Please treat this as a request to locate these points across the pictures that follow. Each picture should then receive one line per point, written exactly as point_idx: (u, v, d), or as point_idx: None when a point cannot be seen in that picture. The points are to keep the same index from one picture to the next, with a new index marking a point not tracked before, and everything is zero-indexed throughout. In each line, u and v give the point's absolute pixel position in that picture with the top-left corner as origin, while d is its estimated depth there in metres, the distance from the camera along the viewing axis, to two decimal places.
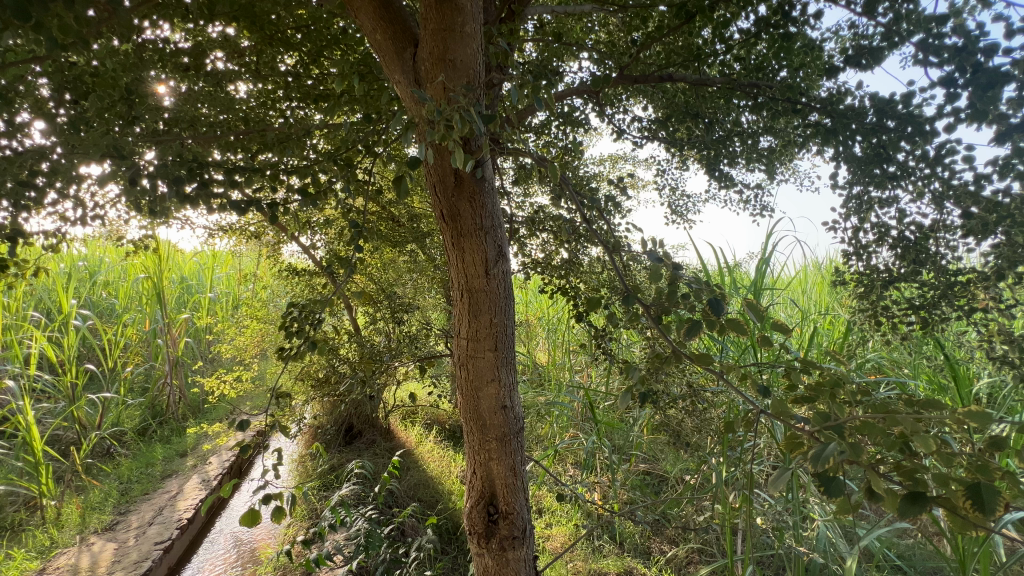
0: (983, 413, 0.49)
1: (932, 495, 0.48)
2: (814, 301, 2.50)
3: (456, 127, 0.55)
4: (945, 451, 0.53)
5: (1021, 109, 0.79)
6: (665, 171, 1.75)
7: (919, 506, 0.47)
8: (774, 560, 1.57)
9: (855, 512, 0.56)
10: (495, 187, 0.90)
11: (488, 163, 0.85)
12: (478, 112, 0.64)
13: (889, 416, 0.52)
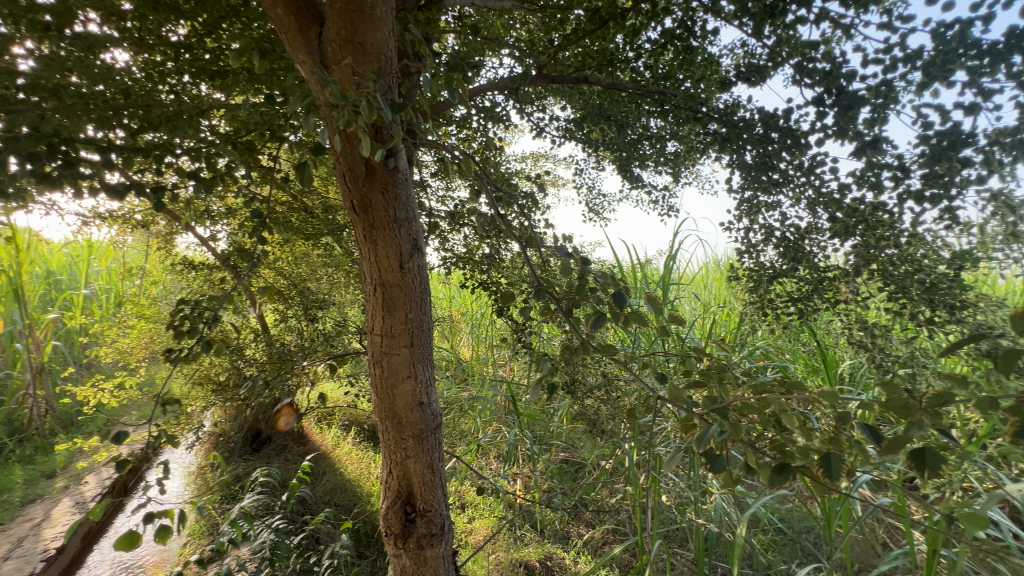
0: (833, 392, 0.57)
1: (795, 465, 0.55)
2: (713, 295, 2.75)
3: (363, 114, 0.52)
4: (808, 422, 0.61)
5: (873, 129, 0.93)
6: (583, 171, 1.82)
7: (785, 475, 0.53)
8: (679, 533, 1.70)
9: (737, 483, 0.63)
10: (410, 178, 0.87)
11: (402, 154, 0.83)
12: (389, 100, 0.62)
13: (764, 398, 0.59)
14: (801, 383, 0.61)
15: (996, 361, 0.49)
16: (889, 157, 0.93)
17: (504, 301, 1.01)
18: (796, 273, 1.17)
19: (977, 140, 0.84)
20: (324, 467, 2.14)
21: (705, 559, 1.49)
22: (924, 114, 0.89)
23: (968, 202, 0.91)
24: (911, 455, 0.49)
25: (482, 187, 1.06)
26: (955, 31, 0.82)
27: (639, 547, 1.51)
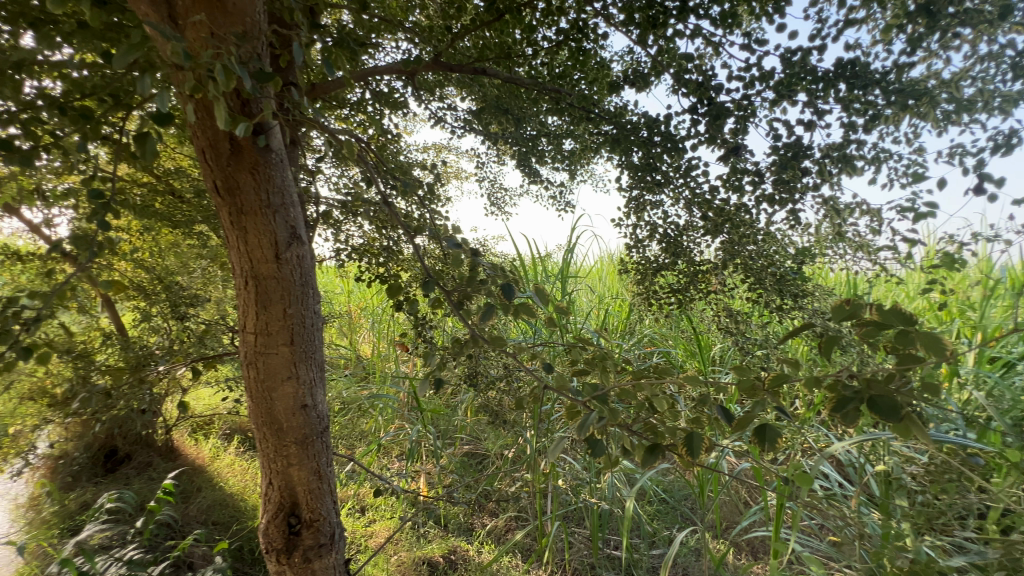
0: (694, 376, 0.63)
1: (664, 445, 0.59)
2: (607, 288, 2.93)
3: (217, 78, 0.46)
4: (676, 399, 0.66)
5: (736, 137, 1.04)
6: (485, 164, 1.81)
7: (655, 456, 0.57)
8: (576, 513, 1.79)
9: (618, 464, 0.66)
10: (285, 160, 0.80)
11: (275, 131, 0.76)
12: (252, 69, 0.56)
13: (638, 383, 0.63)
14: (672, 370, 0.67)
15: (821, 346, 0.58)
16: (748, 163, 1.06)
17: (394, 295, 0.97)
18: (675, 266, 1.28)
19: (813, 152, 0.99)
20: (198, 483, 1.89)
21: (599, 534, 1.58)
22: (775, 128, 1.02)
23: (806, 206, 1.06)
24: (755, 430, 0.56)
25: (373, 175, 1.01)
26: (797, 57, 0.96)
27: (539, 530, 1.56)
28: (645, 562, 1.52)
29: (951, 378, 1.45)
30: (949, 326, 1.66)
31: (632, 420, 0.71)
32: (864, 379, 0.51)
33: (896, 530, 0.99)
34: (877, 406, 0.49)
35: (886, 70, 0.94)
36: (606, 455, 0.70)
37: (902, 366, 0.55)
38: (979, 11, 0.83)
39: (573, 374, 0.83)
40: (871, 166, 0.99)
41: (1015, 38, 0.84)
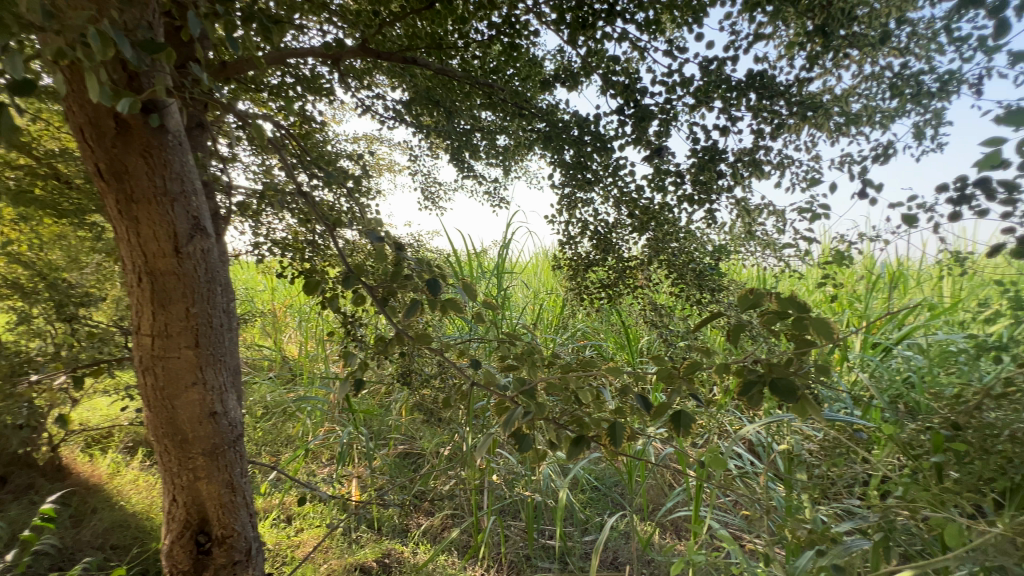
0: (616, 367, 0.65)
1: (588, 436, 0.61)
2: (542, 284, 2.97)
3: (91, 45, 0.41)
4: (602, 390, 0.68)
5: (659, 139, 1.10)
6: (418, 158, 1.77)
7: (580, 447, 0.59)
8: (512, 506, 1.80)
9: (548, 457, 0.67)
10: (184, 144, 0.76)
11: (170, 112, 0.71)
12: (139, 39, 0.50)
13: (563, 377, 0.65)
14: (597, 363, 0.69)
15: (728, 334, 0.63)
16: (671, 165, 1.12)
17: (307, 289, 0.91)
18: (605, 263, 1.32)
19: (727, 156, 1.06)
20: (93, 504, 1.69)
21: (534, 526, 1.60)
22: (694, 132, 1.08)
23: (722, 207, 1.14)
24: (672, 416, 0.59)
25: (291, 164, 0.94)
26: (714, 66, 1.02)
27: (475, 526, 1.55)
28: (578, 548, 1.56)
29: (842, 362, 1.62)
30: (841, 316, 1.85)
31: (561, 412, 0.73)
32: (766, 363, 0.55)
33: (797, 501, 1.09)
34: (777, 388, 0.53)
35: (789, 83, 1.02)
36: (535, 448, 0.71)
37: (797, 350, 0.60)
38: (863, 34, 0.93)
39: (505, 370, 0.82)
40: (777, 171, 1.09)
41: (892, 60, 0.95)
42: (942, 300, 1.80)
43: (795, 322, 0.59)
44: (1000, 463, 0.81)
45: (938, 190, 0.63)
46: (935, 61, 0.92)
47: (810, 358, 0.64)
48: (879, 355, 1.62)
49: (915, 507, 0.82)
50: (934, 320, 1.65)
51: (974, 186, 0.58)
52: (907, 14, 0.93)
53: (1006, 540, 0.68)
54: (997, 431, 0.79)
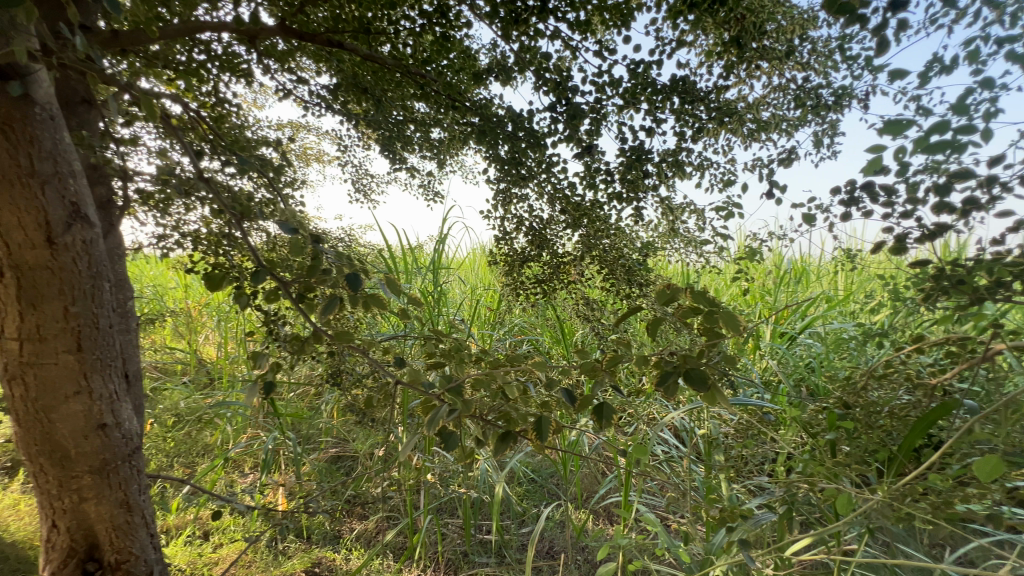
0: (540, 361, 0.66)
1: (516, 432, 0.61)
2: (479, 279, 2.96)
3: None
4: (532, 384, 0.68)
5: (590, 138, 1.12)
6: (348, 148, 1.69)
7: (506, 443, 0.60)
8: (450, 504, 1.77)
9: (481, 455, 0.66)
10: (58, 121, 0.68)
11: (40, 82, 0.63)
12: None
13: (489, 372, 0.65)
14: (524, 359, 0.70)
15: (647, 326, 0.66)
16: (601, 163, 1.15)
17: (210, 283, 0.82)
18: (540, 259, 1.34)
19: (653, 157, 1.11)
20: None
21: (471, 522, 1.59)
22: (622, 133, 1.12)
23: (648, 205, 1.19)
24: (594, 409, 0.61)
25: (199, 152, 0.85)
26: (640, 70, 1.06)
27: (409, 526, 1.51)
28: (515, 541, 1.57)
29: (754, 350, 1.76)
30: (754, 307, 2.01)
31: (492, 408, 0.72)
32: (681, 354, 0.58)
33: (717, 481, 1.16)
34: (691, 378, 0.56)
35: (708, 89, 1.09)
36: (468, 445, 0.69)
37: (711, 339, 0.64)
38: (771, 48, 1.00)
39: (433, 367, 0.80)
40: (698, 172, 1.15)
41: (796, 74, 1.04)
42: (837, 292, 2.01)
43: (707, 313, 0.63)
44: (882, 436, 0.91)
45: (831, 193, 0.69)
46: (831, 76, 1.02)
47: (722, 348, 0.68)
48: (785, 343, 1.78)
49: (814, 480, 0.90)
50: (831, 311, 1.84)
51: (860, 190, 0.65)
52: (808, 32, 1.01)
53: (887, 504, 0.76)
54: (880, 408, 0.89)
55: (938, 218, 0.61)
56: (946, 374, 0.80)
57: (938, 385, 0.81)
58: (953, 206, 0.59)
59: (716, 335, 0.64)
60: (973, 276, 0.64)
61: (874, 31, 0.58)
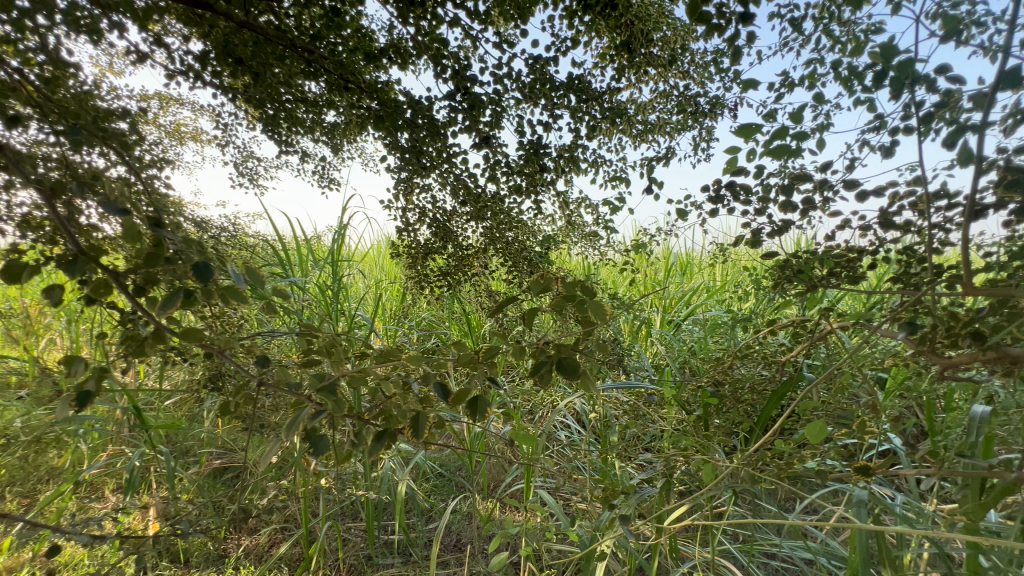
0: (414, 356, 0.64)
1: (392, 432, 0.60)
2: (384, 273, 2.84)
3: None
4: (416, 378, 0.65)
5: (490, 130, 1.12)
6: (228, 126, 1.51)
7: (379, 444, 0.58)
8: (352, 507, 1.67)
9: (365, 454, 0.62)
10: None
11: None
12: None
13: (362, 370, 0.62)
14: (407, 354, 0.67)
15: (523, 316, 0.68)
16: (502, 156, 1.15)
17: (3, 275, 0.57)
18: (444, 251, 1.31)
19: (551, 152, 1.14)
20: None
21: (373, 524, 1.50)
22: (522, 127, 1.13)
23: (547, 199, 1.22)
24: (469, 402, 0.60)
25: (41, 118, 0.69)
26: (539, 66, 1.07)
27: (305, 538, 1.38)
28: (420, 538, 1.51)
29: (646, 337, 1.90)
30: (647, 297, 2.16)
31: (380, 404, 0.68)
32: (556, 345, 0.60)
33: (614, 459, 1.22)
34: (562, 367, 0.58)
35: (602, 90, 1.13)
36: (355, 444, 0.64)
37: (589, 329, 0.67)
38: (657, 55, 1.07)
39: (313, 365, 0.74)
40: (592, 169, 1.20)
41: (678, 81, 1.12)
42: (714, 283, 2.24)
43: (577, 301, 0.66)
44: (745, 408, 1.03)
45: (701, 190, 0.76)
46: (707, 85, 1.12)
47: (593, 334, 0.71)
48: (671, 329, 1.94)
49: (690, 452, 0.99)
50: (709, 299, 2.04)
51: (725, 188, 0.72)
52: (689, 44, 1.10)
53: (741, 467, 0.87)
54: (743, 384, 1.00)
55: (784, 215, 0.70)
56: (792, 352, 0.92)
57: (787, 362, 0.92)
58: (795, 204, 0.68)
59: (594, 323, 0.67)
60: (810, 266, 0.74)
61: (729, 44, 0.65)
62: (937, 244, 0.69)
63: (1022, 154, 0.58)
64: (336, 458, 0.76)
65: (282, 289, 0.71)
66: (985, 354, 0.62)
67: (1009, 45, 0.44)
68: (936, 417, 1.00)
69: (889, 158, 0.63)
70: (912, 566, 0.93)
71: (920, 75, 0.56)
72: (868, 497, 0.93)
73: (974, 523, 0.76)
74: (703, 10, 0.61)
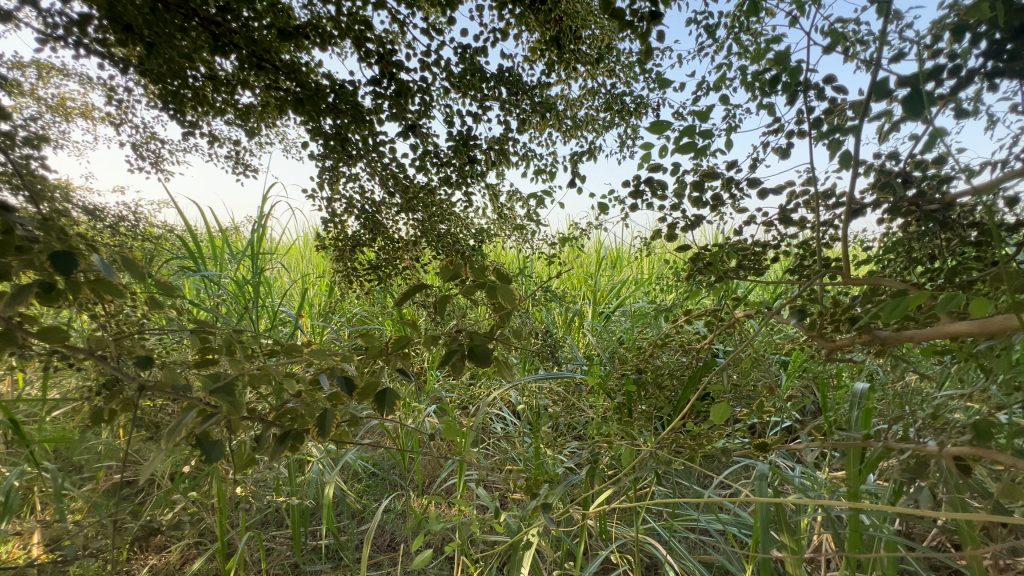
0: (320, 351, 0.62)
1: (296, 431, 0.60)
2: (311, 267, 2.69)
3: None
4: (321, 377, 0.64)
5: (419, 118, 1.09)
6: (123, 103, 1.34)
7: (283, 444, 0.58)
8: (277, 515, 1.50)
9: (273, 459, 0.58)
10: None
11: None
12: None
13: (262, 368, 0.60)
14: (320, 350, 0.64)
15: (435, 305, 0.68)
16: (431, 146, 1.12)
17: None
18: (373, 244, 1.26)
19: (481, 144, 1.13)
20: None
21: (299, 530, 1.34)
22: (451, 117, 1.11)
23: (478, 191, 1.21)
24: (377, 395, 0.59)
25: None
26: (469, 55, 1.05)
27: (221, 552, 1.19)
28: (352, 540, 1.38)
29: (578, 328, 1.94)
30: (579, 290, 2.21)
31: (292, 404, 0.64)
32: (468, 334, 0.62)
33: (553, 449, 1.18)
34: (474, 354, 0.61)
35: (532, 84, 1.14)
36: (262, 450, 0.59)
37: (503, 314, 0.70)
38: (585, 52, 1.09)
39: (209, 366, 0.67)
40: (523, 162, 1.21)
41: (605, 80, 1.15)
42: (642, 276, 2.34)
43: (490, 289, 0.67)
44: (665, 394, 1.09)
45: (623, 185, 0.78)
46: (632, 85, 1.15)
47: (510, 323, 0.72)
48: (602, 320, 2.01)
49: (614, 437, 1.03)
50: (637, 291, 2.13)
51: (644, 183, 0.74)
52: (615, 44, 1.12)
53: (654, 450, 0.92)
54: (663, 371, 1.05)
55: (696, 210, 0.74)
56: (706, 339, 0.98)
57: (703, 348, 0.99)
58: (705, 200, 0.73)
59: (507, 307, 0.69)
60: (721, 259, 0.79)
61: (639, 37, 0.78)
62: (827, 239, 0.76)
63: (891, 159, 0.65)
64: (235, 464, 0.71)
65: (167, 280, 0.67)
66: (861, 337, 0.70)
67: (880, 61, 0.49)
68: (828, 394, 1.12)
69: (786, 159, 0.69)
70: (808, 530, 1.02)
71: (811, 84, 0.61)
72: (770, 470, 1.02)
73: (856, 487, 0.85)
74: (617, 7, 0.76)
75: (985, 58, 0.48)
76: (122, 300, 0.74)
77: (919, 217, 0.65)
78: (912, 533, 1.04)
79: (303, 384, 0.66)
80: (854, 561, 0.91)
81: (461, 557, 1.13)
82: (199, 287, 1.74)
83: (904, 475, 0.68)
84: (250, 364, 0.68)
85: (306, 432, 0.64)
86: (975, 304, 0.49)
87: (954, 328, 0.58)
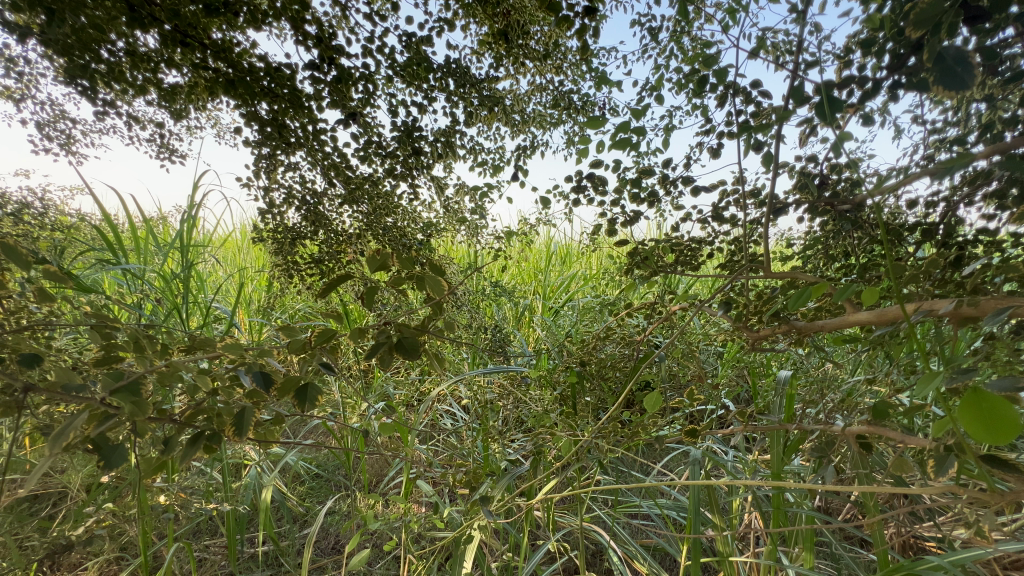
0: (236, 345, 0.59)
1: (213, 433, 0.57)
2: (250, 262, 2.55)
3: None
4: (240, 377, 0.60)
5: (362, 106, 1.04)
6: (28, 77, 1.21)
7: (197, 445, 0.55)
8: (207, 523, 1.40)
9: (186, 466, 0.54)
10: None
11: None
12: None
13: (173, 363, 0.56)
14: (243, 344, 0.60)
15: (363, 297, 0.66)
16: (374, 135, 1.09)
17: None
18: (316, 236, 1.20)
19: (426, 135, 1.10)
20: None
21: (235, 538, 1.24)
22: (396, 107, 1.08)
23: (424, 184, 1.18)
24: (296, 391, 0.57)
25: None
26: (414, 44, 1.02)
27: (143, 568, 1.08)
28: (293, 545, 1.31)
29: (528, 322, 1.95)
30: (529, 286, 2.22)
31: (209, 406, 0.60)
32: (396, 328, 0.62)
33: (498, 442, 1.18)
34: (403, 347, 0.60)
35: (481, 77, 1.12)
36: (175, 456, 0.54)
37: (435, 306, 0.68)
38: (533, 48, 1.07)
39: (116, 365, 0.60)
40: (470, 155, 1.19)
41: (553, 76, 1.14)
42: (590, 272, 2.38)
43: (417, 276, 0.65)
44: (608, 385, 1.11)
45: (566, 179, 0.79)
46: (580, 85, 1.16)
47: (445, 319, 0.71)
48: (552, 316, 2.02)
49: (558, 428, 1.05)
50: (585, 286, 2.16)
51: (586, 178, 0.76)
52: (562, 42, 1.12)
53: (594, 439, 0.94)
54: (606, 363, 1.08)
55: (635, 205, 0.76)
56: (646, 330, 1.01)
57: (643, 340, 1.01)
58: (643, 196, 0.75)
59: (439, 301, 0.68)
60: (658, 253, 0.81)
61: (580, 32, 0.80)
62: (754, 235, 0.80)
63: (811, 161, 0.70)
64: (145, 472, 0.65)
65: (65, 271, 0.61)
66: (781, 327, 0.75)
67: (798, 69, 0.53)
68: (757, 382, 1.19)
69: (716, 159, 0.72)
70: (740, 510, 1.08)
71: (739, 89, 0.65)
72: (703, 455, 1.07)
73: (779, 468, 0.91)
74: (557, 2, 0.77)
75: (887, 69, 0.52)
76: (20, 295, 0.66)
77: (833, 216, 0.70)
78: (829, 508, 1.12)
79: (223, 381, 0.62)
80: (778, 537, 0.98)
81: (406, 555, 1.11)
82: (119, 282, 1.59)
83: (815, 453, 0.73)
84: (167, 362, 0.62)
85: (225, 434, 0.60)
86: (863, 294, 0.55)
87: (856, 318, 0.64)
